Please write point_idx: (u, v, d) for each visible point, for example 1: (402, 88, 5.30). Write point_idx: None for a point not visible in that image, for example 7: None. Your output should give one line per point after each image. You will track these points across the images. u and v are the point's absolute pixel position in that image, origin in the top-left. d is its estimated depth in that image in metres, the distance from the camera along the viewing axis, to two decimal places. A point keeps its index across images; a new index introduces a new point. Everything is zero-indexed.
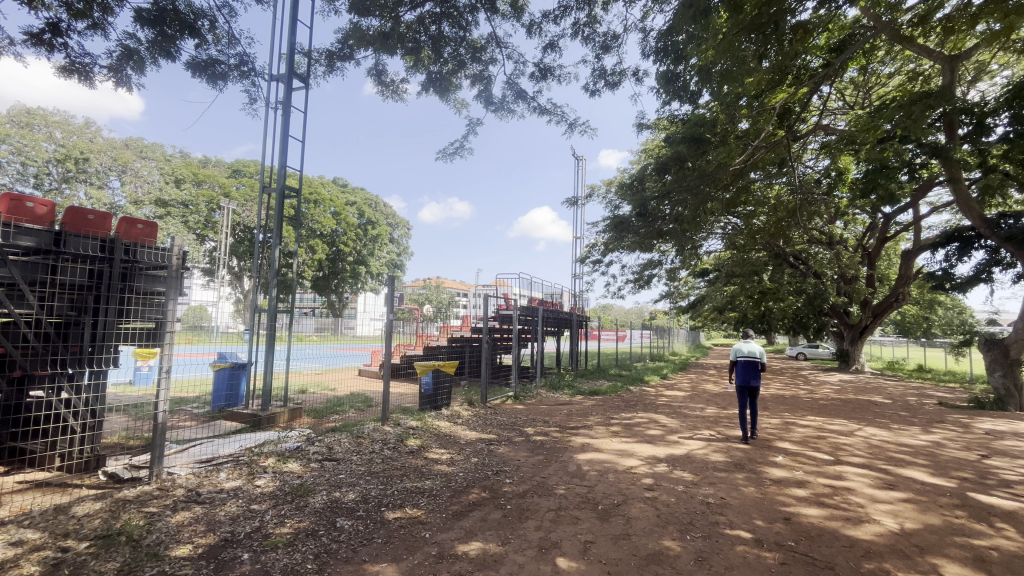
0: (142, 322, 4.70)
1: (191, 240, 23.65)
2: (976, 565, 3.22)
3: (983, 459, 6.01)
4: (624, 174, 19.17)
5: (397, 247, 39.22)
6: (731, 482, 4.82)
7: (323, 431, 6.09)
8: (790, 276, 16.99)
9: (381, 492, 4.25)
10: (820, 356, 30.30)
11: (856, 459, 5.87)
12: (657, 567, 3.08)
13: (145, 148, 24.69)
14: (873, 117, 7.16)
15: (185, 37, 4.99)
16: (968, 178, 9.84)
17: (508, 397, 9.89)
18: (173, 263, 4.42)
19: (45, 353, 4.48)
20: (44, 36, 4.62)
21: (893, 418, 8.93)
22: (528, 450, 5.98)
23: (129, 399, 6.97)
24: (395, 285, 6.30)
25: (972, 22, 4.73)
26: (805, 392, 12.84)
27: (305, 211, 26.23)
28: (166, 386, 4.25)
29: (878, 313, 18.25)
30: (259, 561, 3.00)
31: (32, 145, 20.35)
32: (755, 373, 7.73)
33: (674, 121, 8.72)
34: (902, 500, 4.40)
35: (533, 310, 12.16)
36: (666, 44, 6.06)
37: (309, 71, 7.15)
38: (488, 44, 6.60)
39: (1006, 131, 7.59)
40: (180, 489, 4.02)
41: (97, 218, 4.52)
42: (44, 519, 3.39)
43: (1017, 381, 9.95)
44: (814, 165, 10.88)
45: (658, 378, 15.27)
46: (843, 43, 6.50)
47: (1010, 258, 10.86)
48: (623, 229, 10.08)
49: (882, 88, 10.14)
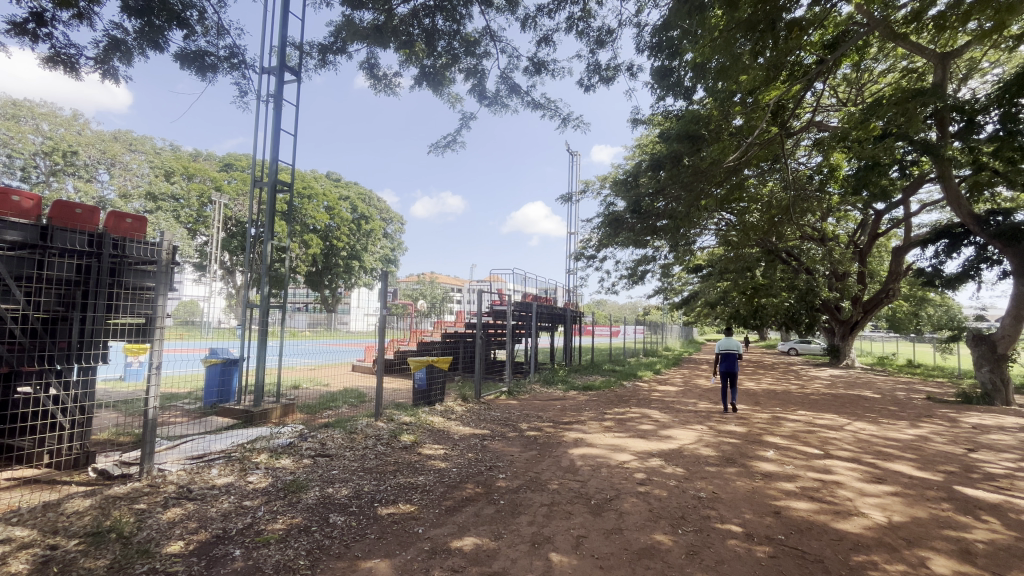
0: (132, 317, 4.66)
1: (181, 234, 23.35)
2: (961, 558, 3.27)
3: (970, 453, 6.10)
4: (619, 170, 19.24)
5: (391, 242, 39.03)
6: (721, 476, 4.86)
7: (316, 427, 6.06)
8: (783, 271, 17.12)
9: (374, 488, 4.24)
10: (811, 351, 30.64)
11: (845, 453, 5.93)
12: (649, 561, 3.10)
13: (135, 141, 24.27)
14: (867, 115, 7.13)
15: (173, 28, 4.91)
16: (957, 175, 9.92)
17: (501, 392, 9.87)
18: (162, 258, 4.29)
19: (32, 348, 4.41)
20: (28, 26, 4.53)
21: (882, 413, 9.01)
22: (521, 446, 5.98)
23: (118, 395, 6.85)
24: (390, 282, 6.07)
25: (963, 20, 4.69)
26: (795, 388, 12.91)
27: (299, 206, 25.89)
28: (157, 381, 4.20)
29: (869, 309, 18.39)
30: (251, 557, 3.00)
31: (19, 137, 19.89)
32: (736, 360, 8.23)
33: (668, 117, 8.74)
34: (890, 493, 4.47)
35: (526, 306, 12.20)
36: (661, 39, 6.07)
37: (300, 64, 7.10)
38: (482, 38, 6.54)
39: (996, 129, 7.66)
40: (172, 485, 4.00)
41: (84, 213, 4.42)
42: (32, 517, 3.35)
43: (1004, 376, 10.09)
44: (807, 161, 10.94)
45: (652, 373, 15.34)
46: (837, 39, 6.41)
47: (998, 255, 10.98)
48: (618, 225, 10.27)
49: (876, 84, 10.22)
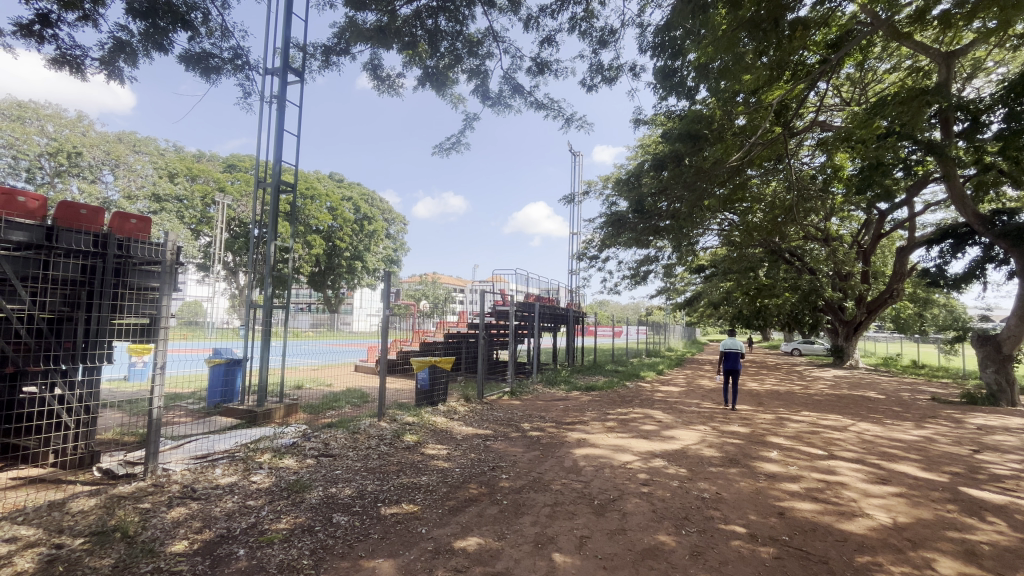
0: (136, 317, 4.76)
1: (185, 234, 23.51)
2: (967, 559, 3.26)
3: (975, 454, 6.06)
4: (621, 170, 19.23)
5: (394, 243, 39.18)
6: (725, 477, 4.85)
7: (319, 427, 6.06)
8: (786, 271, 17.22)
9: (377, 488, 4.24)
10: (814, 351, 30.60)
11: (850, 454, 5.90)
12: (653, 562, 3.10)
13: (139, 142, 24.34)
14: (871, 115, 7.10)
15: (177, 29, 4.93)
16: (962, 175, 9.86)
17: (504, 392, 9.89)
18: (167, 258, 4.30)
19: (38, 347, 4.46)
20: (33, 28, 4.56)
21: (886, 414, 8.98)
22: (523, 446, 5.99)
23: (122, 395, 6.89)
24: (393, 282, 6.02)
25: (969, 18, 4.64)
26: (799, 388, 12.85)
27: (301, 206, 25.78)
28: (160, 381, 4.20)
29: (873, 309, 18.26)
30: (255, 557, 3.00)
31: (24, 138, 20.05)
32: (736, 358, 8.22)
33: (670, 117, 8.71)
34: (894, 494, 4.44)
35: (529, 306, 12.22)
36: (664, 39, 5.93)
37: (304, 65, 7.12)
38: (485, 38, 6.53)
39: (1001, 128, 7.62)
40: (176, 485, 4.01)
41: (89, 213, 4.45)
42: (38, 515, 3.37)
43: (1009, 376, 10.03)
44: (810, 161, 10.94)
45: (654, 373, 15.37)
46: (840, 39, 6.40)
47: (1004, 255, 10.90)
48: (620, 226, 10.29)
49: (880, 83, 10.19)
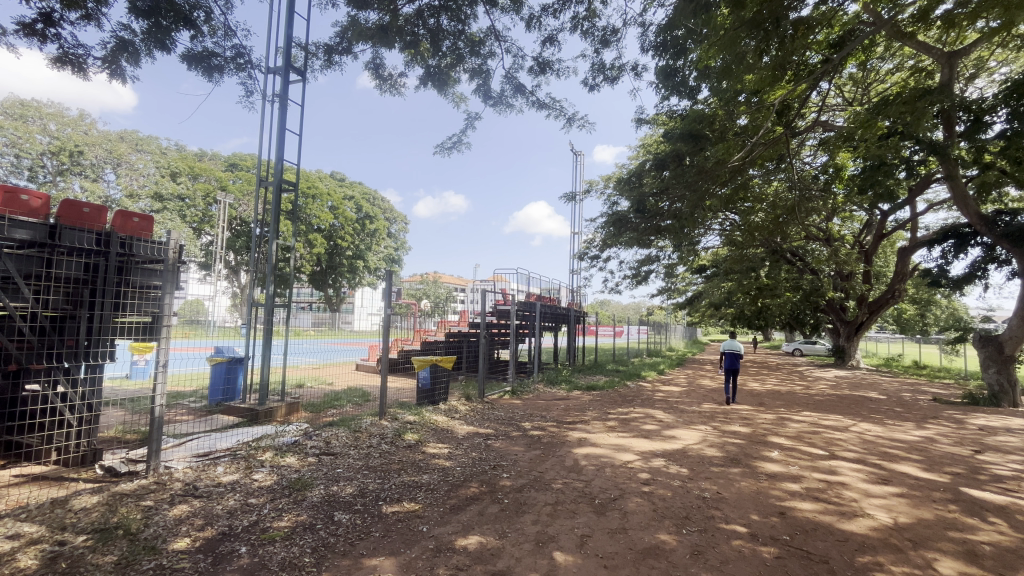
0: (137, 317, 4.73)
1: (187, 233, 23.56)
2: (968, 559, 3.25)
3: (976, 455, 6.05)
4: (623, 170, 19.26)
5: (395, 242, 39.32)
6: (726, 477, 4.84)
7: (321, 426, 6.04)
8: (788, 271, 17.60)
9: (379, 486, 4.26)
10: (816, 351, 30.54)
11: (851, 454, 5.90)
12: (654, 561, 3.10)
13: (141, 141, 24.30)
14: (874, 114, 7.07)
15: (179, 29, 4.94)
16: (964, 175, 9.84)
17: (505, 392, 9.84)
18: (169, 257, 4.31)
19: (41, 346, 4.48)
20: (36, 27, 4.56)
21: (888, 414, 8.97)
22: (524, 445, 5.97)
23: (124, 394, 6.81)
24: (395, 282, 6.00)
25: (972, 18, 4.61)
26: (801, 389, 12.77)
27: (302, 206, 25.77)
28: (163, 380, 4.19)
29: (875, 310, 18.15)
30: (257, 555, 3.01)
31: (27, 136, 20.09)
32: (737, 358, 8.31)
33: (672, 117, 8.71)
34: (895, 494, 4.45)
35: (531, 305, 12.24)
36: (666, 39, 5.87)
37: (306, 64, 7.14)
38: (487, 38, 6.50)
39: (1003, 128, 7.58)
40: (178, 483, 4.02)
41: (92, 211, 4.43)
42: (41, 512, 3.38)
43: (1011, 377, 10.02)
44: (812, 161, 10.94)
45: (655, 373, 15.35)
46: (843, 38, 6.36)
47: (1006, 255, 10.86)
48: (621, 226, 10.29)
49: (882, 83, 10.21)
